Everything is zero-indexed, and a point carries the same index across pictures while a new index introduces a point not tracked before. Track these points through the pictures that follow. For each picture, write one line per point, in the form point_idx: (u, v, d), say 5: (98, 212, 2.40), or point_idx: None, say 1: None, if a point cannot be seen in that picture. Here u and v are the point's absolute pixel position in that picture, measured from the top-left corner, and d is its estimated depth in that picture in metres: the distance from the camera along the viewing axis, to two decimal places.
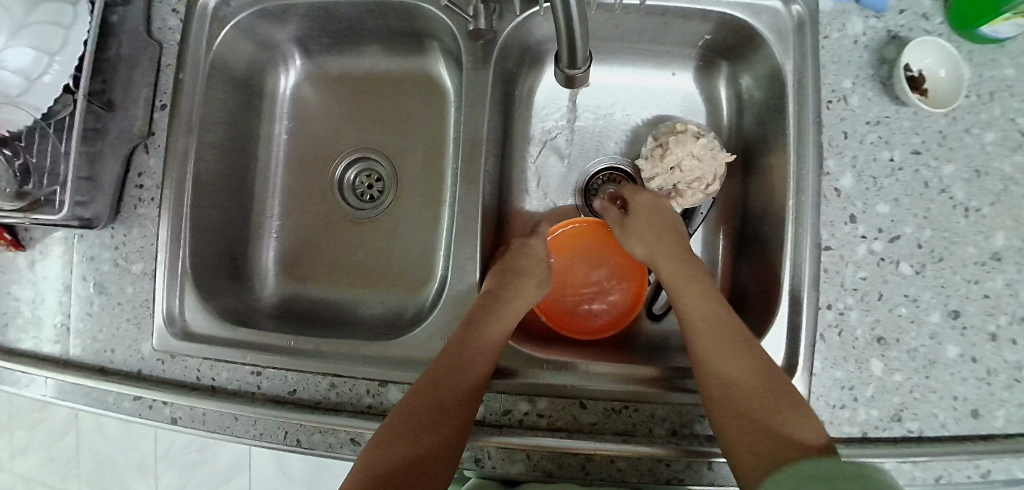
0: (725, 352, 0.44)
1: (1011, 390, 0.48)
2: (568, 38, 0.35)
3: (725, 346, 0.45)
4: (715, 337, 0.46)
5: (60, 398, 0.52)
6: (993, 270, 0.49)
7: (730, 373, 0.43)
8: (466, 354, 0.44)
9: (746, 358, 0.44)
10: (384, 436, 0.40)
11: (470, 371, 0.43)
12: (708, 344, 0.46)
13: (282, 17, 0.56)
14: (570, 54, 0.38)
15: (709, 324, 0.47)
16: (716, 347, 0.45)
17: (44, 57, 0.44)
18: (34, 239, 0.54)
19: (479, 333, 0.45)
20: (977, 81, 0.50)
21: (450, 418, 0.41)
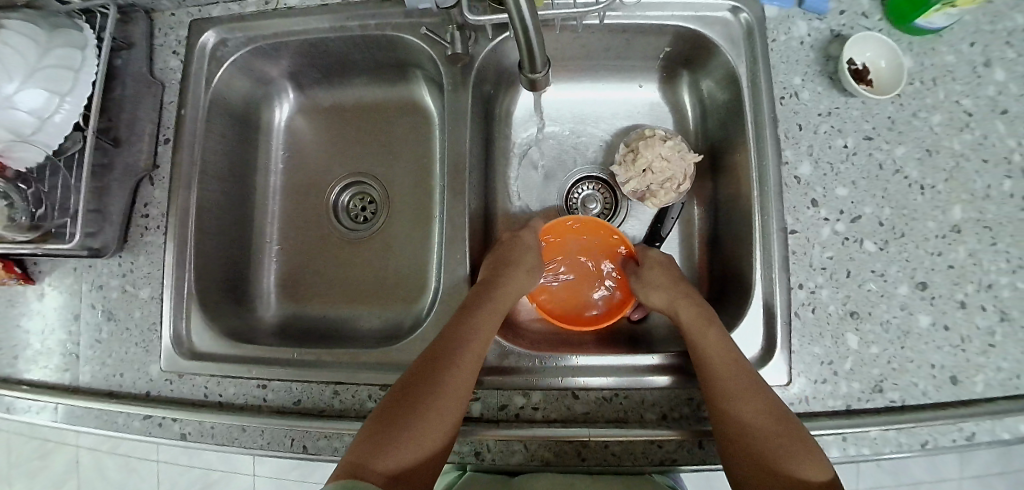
0: (738, 395, 0.44)
1: (987, 354, 0.51)
2: (525, 41, 0.37)
3: (735, 383, 0.45)
4: (726, 373, 0.45)
5: (71, 423, 0.53)
6: (954, 242, 0.52)
7: (746, 420, 0.44)
8: (463, 330, 0.46)
9: (758, 401, 0.44)
10: (381, 415, 0.42)
11: (467, 345, 0.45)
12: (726, 390, 0.44)
13: (275, 55, 0.60)
14: (530, 57, 0.39)
15: (728, 370, 0.45)
16: (728, 388, 0.44)
17: (55, 97, 0.47)
18: (43, 272, 0.56)
19: (474, 311, 0.48)
20: (919, 69, 0.55)
21: (445, 394, 0.43)
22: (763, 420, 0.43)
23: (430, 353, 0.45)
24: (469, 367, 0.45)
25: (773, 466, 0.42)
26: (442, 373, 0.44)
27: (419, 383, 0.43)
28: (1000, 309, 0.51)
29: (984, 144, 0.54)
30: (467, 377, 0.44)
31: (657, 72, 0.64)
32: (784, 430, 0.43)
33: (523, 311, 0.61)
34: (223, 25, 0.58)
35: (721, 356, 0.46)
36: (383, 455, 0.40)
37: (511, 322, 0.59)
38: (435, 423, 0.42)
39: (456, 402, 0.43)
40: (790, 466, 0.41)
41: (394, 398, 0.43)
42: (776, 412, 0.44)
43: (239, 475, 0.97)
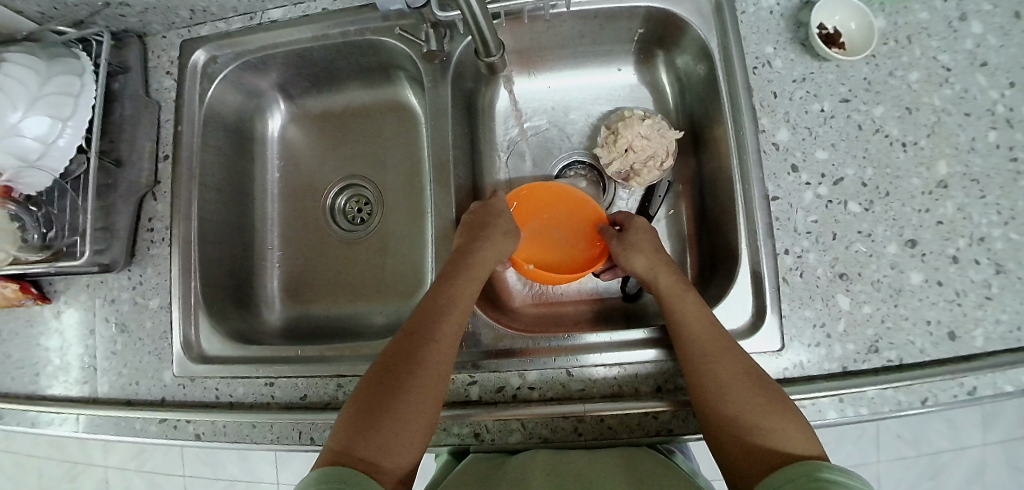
0: (714, 357, 0.45)
1: (984, 308, 0.50)
2: (475, 21, 0.40)
3: (709, 343, 0.45)
4: (701, 337, 0.46)
5: (92, 431, 0.56)
6: (941, 197, 0.52)
7: (721, 377, 0.44)
8: (438, 305, 0.48)
9: (732, 361, 0.45)
10: (360, 400, 0.43)
11: (443, 319, 0.47)
12: (702, 349, 0.45)
13: (263, 67, 0.63)
14: (482, 37, 0.43)
15: (702, 328, 0.46)
16: (707, 351, 0.45)
17: (59, 123, 0.50)
18: (58, 291, 0.59)
19: (450, 285, 0.49)
20: (893, 28, 0.55)
21: (426, 368, 0.44)
22: (741, 383, 0.44)
23: (406, 335, 0.47)
24: (446, 346, 0.46)
25: (749, 429, 0.42)
26: (418, 354, 0.45)
27: (396, 366, 0.44)
28: (995, 262, 0.51)
29: (966, 97, 0.53)
30: (445, 356, 0.45)
31: (634, 55, 0.65)
32: (763, 393, 0.43)
33: (517, 297, 0.62)
34: (212, 43, 0.61)
35: (698, 321, 0.47)
36: (364, 439, 0.41)
37: (506, 307, 0.61)
38: (416, 404, 0.43)
39: (436, 380, 0.44)
40: (766, 422, 0.42)
41: (371, 383, 0.44)
42: (755, 376, 0.44)
43: (261, 483, 1.00)
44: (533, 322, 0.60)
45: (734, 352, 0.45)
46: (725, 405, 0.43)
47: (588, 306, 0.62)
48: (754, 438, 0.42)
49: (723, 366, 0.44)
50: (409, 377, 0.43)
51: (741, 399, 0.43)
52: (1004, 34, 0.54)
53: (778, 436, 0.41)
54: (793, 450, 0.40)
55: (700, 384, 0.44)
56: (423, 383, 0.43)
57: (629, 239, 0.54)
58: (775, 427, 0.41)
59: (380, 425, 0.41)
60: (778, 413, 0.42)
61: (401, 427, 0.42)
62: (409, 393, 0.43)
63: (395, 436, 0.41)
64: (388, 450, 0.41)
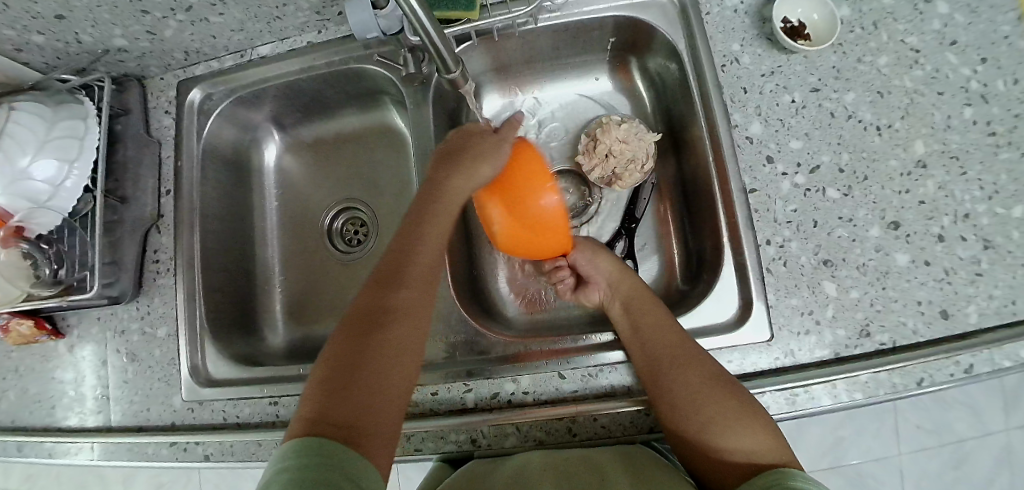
0: (676, 371, 0.45)
1: (976, 284, 0.50)
2: (430, 42, 0.40)
3: (672, 350, 0.47)
4: (664, 350, 0.47)
5: (108, 458, 0.58)
6: (920, 177, 0.52)
7: (687, 386, 0.45)
8: (407, 253, 0.48)
9: (700, 369, 0.45)
10: (330, 368, 0.43)
11: (412, 267, 0.48)
12: (667, 360, 0.46)
13: (256, 102, 0.66)
14: (440, 57, 0.44)
15: (666, 339, 0.48)
16: (672, 361, 0.46)
17: (66, 165, 0.54)
18: (71, 325, 0.62)
19: (419, 228, 0.49)
20: (857, 16, 0.56)
21: (397, 320, 0.45)
22: (706, 395, 0.44)
23: (371, 301, 0.46)
24: (415, 296, 0.47)
25: (720, 441, 0.43)
26: (391, 318, 0.45)
27: (365, 329, 0.44)
28: (982, 237, 0.50)
29: (937, 77, 0.54)
30: (415, 311, 0.46)
31: (609, 63, 0.67)
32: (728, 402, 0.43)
33: (510, 304, 0.63)
34: (207, 81, 0.64)
35: (660, 334, 0.48)
36: (341, 405, 0.40)
37: (498, 314, 0.62)
38: (396, 367, 0.44)
39: (410, 331, 0.45)
40: (737, 426, 0.42)
41: (339, 353, 0.43)
42: (723, 382, 0.44)
43: None
44: (527, 329, 0.60)
45: (699, 359, 0.46)
46: (696, 413, 0.44)
47: (581, 309, 0.62)
48: (725, 450, 0.43)
49: (686, 379, 0.45)
50: (381, 338, 0.44)
51: (711, 407, 0.43)
52: (970, 12, 0.55)
53: (744, 446, 0.42)
54: (759, 457, 0.41)
55: (670, 396, 0.45)
56: (395, 341, 0.44)
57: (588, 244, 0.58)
58: (744, 434, 0.42)
59: (355, 390, 0.41)
60: (744, 421, 0.42)
61: (381, 393, 0.42)
62: (386, 358, 0.43)
63: (373, 397, 0.41)
64: (366, 414, 0.40)
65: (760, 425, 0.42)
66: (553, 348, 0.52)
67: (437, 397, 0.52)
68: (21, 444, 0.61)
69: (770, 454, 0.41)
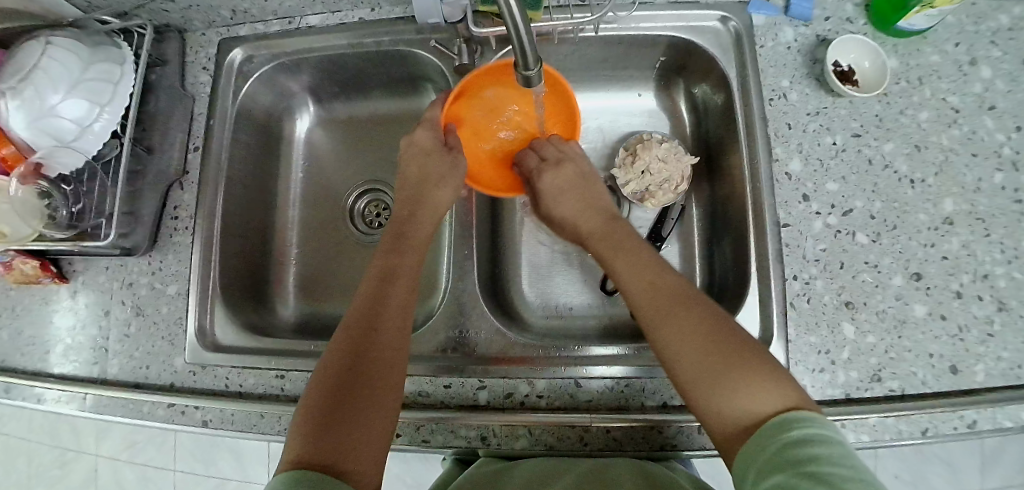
0: (656, 319, 0.42)
1: (987, 344, 0.51)
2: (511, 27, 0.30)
3: (646, 293, 0.44)
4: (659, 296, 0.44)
5: (99, 411, 0.57)
6: (946, 233, 0.53)
7: (670, 329, 0.41)
8: (388, 288, 0.48)
9: (681, 312, 0.42)
10: (314, 405, 0.40)
11: (390, 300, 0.47)
12: (646, 309, 0.43)
13: (297, 70, 0.65)
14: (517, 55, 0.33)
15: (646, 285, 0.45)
16: (650, 311, 0.43)
17: (96, 108, 0.53)
18: (77, 272, 0.61)
19: (397, 267, 0.49)
20: (905, 68, 0.57)
21: (379, 352, 0.44)
22: (703, 342, 0.40)
23: (349, 337, 0.44)
24: (395, 327, 0.46)
25: (715, 388, 0.38)
26: (368, 352, 0.43)
27: (349, 360, 0.43)
28: (998, 299, 0.52)
29: (973, 138, 0.55)
30: (396, 342, 0.45)
31: (655, 81, 0.67)
32: (727, 350, 0.39)
33: (529, 307, 0.63)
34: (250, 43, 0.63)
35: (653, 279, 0.45)
36: (325, 443, 0.37)
37: (515, 314, 0.61)
38: (377, 400, 0.41)
39: (392, 363, 0.44)
40: (732, 374, 0.38)
41: (320, 390, 0.41)
42: (709, 327, 0.40)
43: (253, 484, 1.00)
44: (544, 333, 0.60)
45: (684, 306, 0.42)
46: (682, 357, 0.40)
47: (598, 320, 0.62)
48: (722, 401, 0.37)
49: (670, 333, 0.41)
50: (366, 370, 0.42)
51: (695, 351, 0.40)
52: (1013, 80, 0.56)
53: (752, 400, 0.36)
54: (762, 410, 0.36)
55: (653, 344, 0.42)
56: (378, 371, 0.43)
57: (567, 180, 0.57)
58: (742, 384, 0.37)
59: (340, 424, 0.39)
60: (749, 373, 0.37)
61: (367, 425, 0.40)
62: (371, 389, 0.41)
63: (358, 430, 0.39)
64: (350, 450, 0.38)
65: (758, 376, 0.37)
66: (570, 356, 0.52)
67: (450, 391, 0.52)
68: (9, 386, 0.59)
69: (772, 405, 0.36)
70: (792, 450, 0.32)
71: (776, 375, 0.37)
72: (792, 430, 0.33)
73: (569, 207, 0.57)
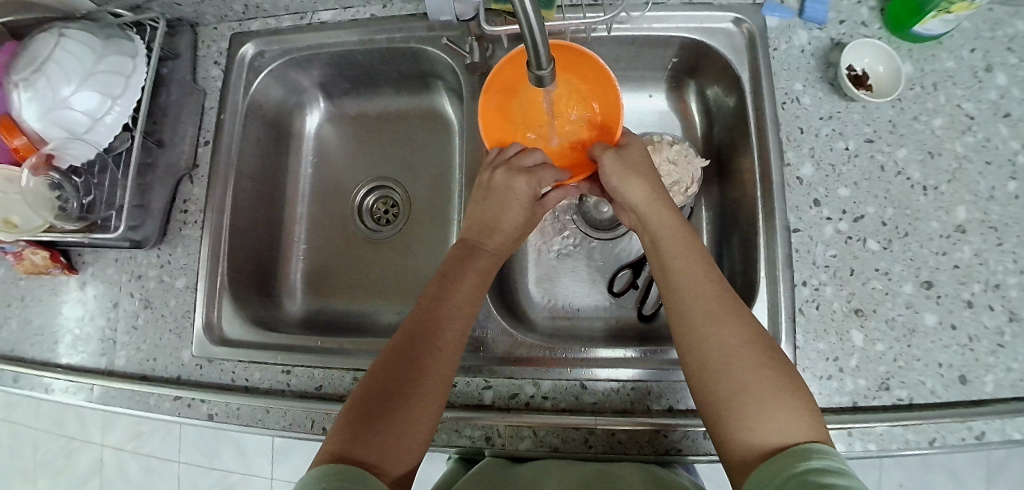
0: (709, 328, 0.42)
1: (997, 355, 0.50)
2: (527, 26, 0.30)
3: (707, 301, 0.43)
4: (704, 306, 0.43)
5: (105, 403, 0.57)
6: (959, 241, 0.52)
7: (719, 341, 0.41)
8: (453, 291, 0.48)
9: (735, 329, 0.42)
10: (368, 394, 0.42)
11: (453, 305, 0.47)
12: (700, 314, 0.43)
13: (307, 65, 0.65)
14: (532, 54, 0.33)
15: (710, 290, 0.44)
16: (703, 317, 0.43)
17: (108, 100, 0.53)
18: (87, 263, 0.61)
19: (464, 274, 0.49)
20: (920, 74, 0.56)
21: (438, 355, 0.44)
22: (744, 362, 0.40)
23: (408, 339, 0.45)
24: (456, 332, 0.46)
25: (751, 409, 0.38)
26: (420, 363, 0.43)
27: (407, 357, 0.44)
28: (1009, 309, 0.51)
29: (987, 146, 0.54)
30: (453, 349, 0.45)
31: (666, 82, 0.67)
32: (771, 372, 0.40)
33: (535, 307, 0.63)
34: (262, 38, 0.63)
35: (697, 291, 0.44)
36: (368, 437, 0.39)
37: (521, 314, 0.61)
38: (422, 413, 0.42)
39: (446, 368, 0.44)
40: (772, 398, 0.38)
41: (368, 390, 0.42)
42: (760, 349, 0.41)
43: (256, 477, 1.01)
44: (550, 334, 0.60)
45: (741, 321, 0.42)
46: (727, 371, 0.40)
47: (604, 322, 0.62)
48: (752, 422, 0.38)
49: (720, 345, 0.41)
50: (420, 370, 0.43)
51: (746, 370, 0.40)
52: None
53: (776, 429, 0.37)
54: (793, 438, 0.37)
55: (699, 350, 0.42)
56: (433, 374, 0.43)
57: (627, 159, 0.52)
58: (779, 409, 0.38)
59: (386, 420, 0.40)
60: (783, 400, 0.38)
61: (410, 426, 0.41)
62: (421, 390, 0.42)
63: (402, 429, 0.41)
64: (390, 448, 0.40)
65: (794, 404, 0.38)
66: (576, 357, 0.52)
67: (454, 389, 0.52)
68: (18, 375, 0.60)
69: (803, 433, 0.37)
70: (810, 474, 0.33)
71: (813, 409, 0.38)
72: (813, 459, 0.34)
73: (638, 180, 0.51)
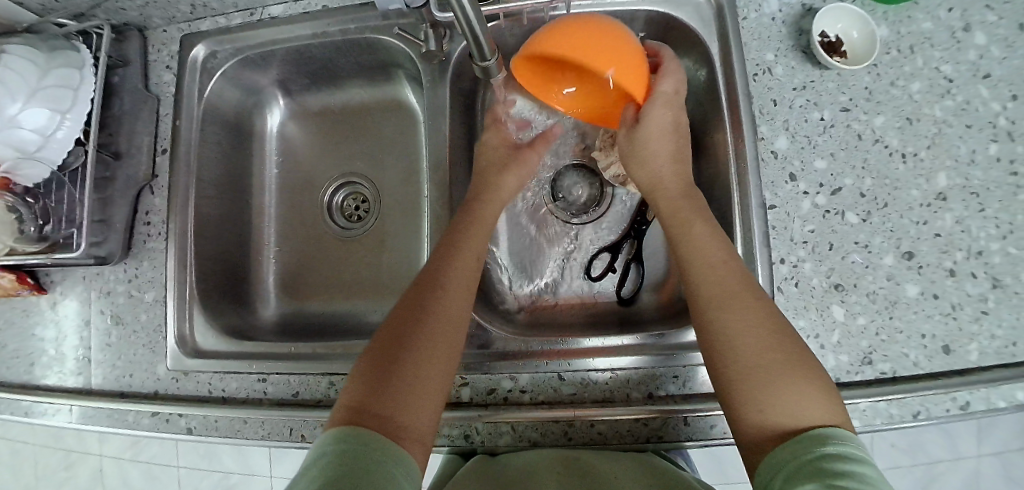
0: (724, 311, 0.42)
1: (980, 322, 0.49)
2: (462, 13, 0.31)
3: (724, 281, 0.43)
4: (712, 289, 0.43)
5: (84, 422, 0.57)
6: (939, 209, 0.51)
7: (734, 323, 0.41)
8: (455, 244, 0.49)
9: (756, 308, 0.41)
10: (376, 357, 0.42)
11: (454, 259, 0.48)
12: (715, 295, 0.43)
13: (264, 63, 0.62)
14: (476, 44, 0.35)
15: (723, 264, 0.44)
16: (717, 297, 0.43)
17: (58, 115, 0.51)
18: (55, 283, 0.60)
19: (464, 229, 0.51)
20: (895, 37, 0.54)
21: (445, 307, 0.45)
22: (757, 347, 0.40)
23: (413, 297, 0.45)
24: (461, 285, 0.46)
25: (766, 392, 0.38)
26: (427, 318, 0.43)
27: (413, 313, 0.44)
28: (992, 276, 0.50)
29: (967, 109, 0.52)
30: (459, 301, 0.46)
31: None
32: (787, 351, 0.39)
33: (513, 298, 0.62)
34: (212, 38, 0.60)
35: (710, 266, 0.44)
36: (383, 395, 0.39)
37: (499, 305, 0.60)
38: (430, 367, 0.41)
39: (452, 319, 0.44)
40: (786, 378, 0.38)
41: (377, 351, 0.42)
42: (777, 327, 0.41)
43: (256, 478, 1.01)
44: (528, 324, 0.59)
45: (756, 301, 0.42)
46: (741, 354, 0.40)
47: (584, 308, 0.61)
48: (767, 405, 0.38)
49: (736, 327, 0.41)
50: (426, 324, 0.43)
51: (759, 351, 0.39)
52: (1008, 46, 0.53)
53: (787, 413, 0.37)
54: (809, 420, 0.36)
55: (713, 333, 0.42)
56: (442, 327, 0.43)
57: (642, 141, 0.53)
58: (794, 391, 0.37)
59: (396, 377, 0.40)
60: (790, 382, 0.38)
61: (421, 381, 0.40)
62: (428, 343, 0.42)
63: (415, 387, 0.40)
64: (405, 406, 0.39)
65: (816, 386, 0.37)
66: (553, 349, 0.51)
67: None
68: None
69: (821, 414, 0.36)
70: (825, 462, 0.32)
71: (830, 390, 0.38)
72: (829, 445, 0.34)
73: (658, 154, 0.53)
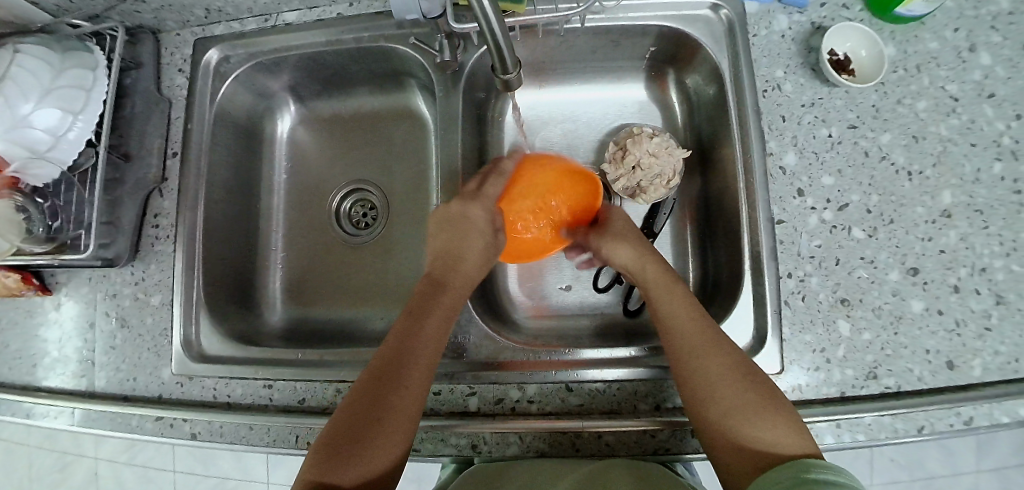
0: (700, 359, 0.43)
1: (984, 339, 0.50)
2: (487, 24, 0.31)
3: (698, 337, 0.44)
4: (685, 345, 0.44)
5: (86, 426, 0.56)
6: (944, 226, 0.52)
7: (711, 370, 0.42)
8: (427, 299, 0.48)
9: (725, 355, 0.43)
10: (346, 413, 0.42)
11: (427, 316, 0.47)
12: (693, 344, 0.44)
13: (275, 69, 0.63)
14: (499, 55, 0.35)
15: (696, 321, 0.46)
16: (698, 347, 0.44)
17: (69, 116, 0.51)
18: (60, 284, 0.60)
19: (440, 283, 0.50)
20: (902, 56, 0.55)
21: (415, 366, 0.44)
22: (730, 392, 0.42)
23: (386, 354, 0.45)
24: (430, 341, 0.46)
25: (744, 435, 0.40)
26: (398, 379, 0.43)
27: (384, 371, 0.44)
28: (995, 292, 0.50)
29: (972, 128, 0.53)
30: (427, 359, 0.45)
31: (646, 72, 0.66)
32: (760, 392, 0.41)
33: (520, 307, 0.62)
34: (226, 43, 0.60)
35: (685, 322, 0.46)
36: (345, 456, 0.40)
37: (506, 315, 0.61)
38: (394, 427, 0.42)
39: (420, 377, 0.44)
40: (761, 420, 0.40)
41: (347, 409, 0.42)
42: (749, 373, 0.42)
43: (253, 483, 1.00)
44: (535, 334, 0.59)
45: (725, 350, 0.44)
46: (718, 401, 0.41)
47: (590, 319, 0.61)
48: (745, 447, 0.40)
49: (710, 377, 0.42)
50: (395, 385, 0.43)
51: (733, 396, 0.41)
52: (1012, 67, 0.54)
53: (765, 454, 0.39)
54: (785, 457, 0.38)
55: (692, 383, 0.43)
56: (409, 388, 0.43)
57: (614, 229, 0.54)
58: (773, 431, 0.39)
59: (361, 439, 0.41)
60: (767, 423, 0.40)
61: (383, 442, 0.41)
62: (395, 402, 0.42)
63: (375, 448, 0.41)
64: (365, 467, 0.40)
65: (787, 425, 0.40)
66: (560, 360, 0.51)
67: (439, 398, 0.51)
68: None
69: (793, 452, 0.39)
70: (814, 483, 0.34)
71: (797, 422, 0.40)
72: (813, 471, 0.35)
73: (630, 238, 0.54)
